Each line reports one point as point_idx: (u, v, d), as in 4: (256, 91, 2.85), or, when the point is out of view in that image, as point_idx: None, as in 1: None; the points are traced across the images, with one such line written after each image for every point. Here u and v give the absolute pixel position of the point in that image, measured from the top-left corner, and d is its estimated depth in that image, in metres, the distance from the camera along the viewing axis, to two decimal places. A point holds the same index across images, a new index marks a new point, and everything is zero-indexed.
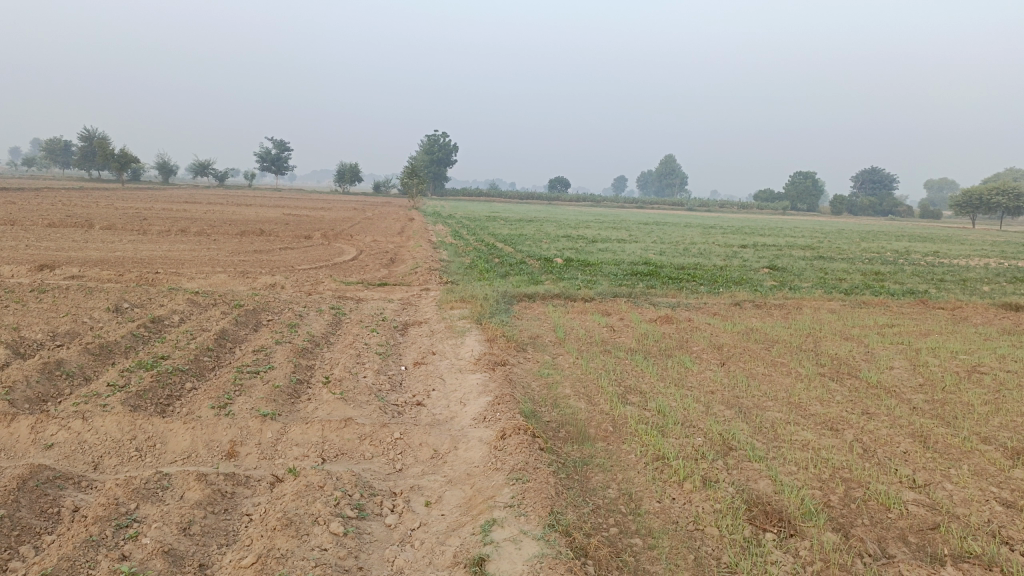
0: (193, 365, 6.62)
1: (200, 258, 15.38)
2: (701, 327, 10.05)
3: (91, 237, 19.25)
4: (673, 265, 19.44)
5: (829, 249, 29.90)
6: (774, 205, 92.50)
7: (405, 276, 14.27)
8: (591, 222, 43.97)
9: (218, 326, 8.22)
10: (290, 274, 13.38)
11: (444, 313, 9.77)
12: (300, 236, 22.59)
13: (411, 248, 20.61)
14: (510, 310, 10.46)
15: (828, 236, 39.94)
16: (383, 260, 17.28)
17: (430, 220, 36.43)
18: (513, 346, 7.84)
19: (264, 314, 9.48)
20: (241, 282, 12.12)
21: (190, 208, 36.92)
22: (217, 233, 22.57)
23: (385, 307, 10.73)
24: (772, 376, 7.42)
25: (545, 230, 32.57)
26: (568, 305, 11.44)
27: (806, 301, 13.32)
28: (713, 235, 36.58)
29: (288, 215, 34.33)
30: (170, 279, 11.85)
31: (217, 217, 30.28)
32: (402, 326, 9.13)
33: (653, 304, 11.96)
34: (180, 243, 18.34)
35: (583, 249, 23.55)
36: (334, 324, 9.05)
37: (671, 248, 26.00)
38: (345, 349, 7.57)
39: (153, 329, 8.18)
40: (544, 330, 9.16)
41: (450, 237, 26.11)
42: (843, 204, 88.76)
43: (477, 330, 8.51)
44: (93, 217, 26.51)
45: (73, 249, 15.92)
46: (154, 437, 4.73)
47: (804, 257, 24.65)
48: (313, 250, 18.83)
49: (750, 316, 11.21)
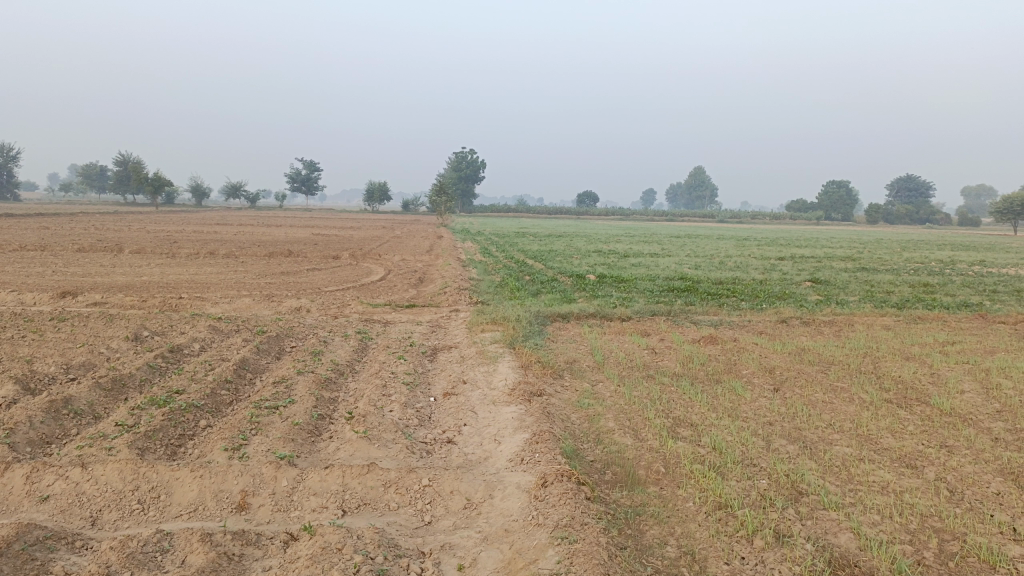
0: (209, 400, 6.20)
1: (226, 281, 15.11)
2: (747, 348, 9.44)
3: (119, 261, 19.13)
4: (711, 279, 18.74)
5: (871, 260, 28.87)
6: (806, 215, 90.90)
7: (433, 297, 13.84)
8: (621, 236, 43.27)
9: (237, 355, 7.82)
10: (316, 297, 13.01)
11: (475, 337, 9.28)
12: (327, 256, 22.34)
13: (440, 267, 20.23)
14: (544, 332, 9.94)
15: (866, 247, 38.82)
16: (412, 280, 16.88)
17: (459, 237, 36.16)
18: (549, 373, 7.30)
19: (287, 341, 9.07)
20: (266, 306, 11.76)
21: (220, 230, 37.03)
22: (245, 255, 22.40)
23: (413, 330, 10.29)
24: (833, 404, 6.79)
25: (575, 246, 32.05)
26: (604, 325, 10.88)
27: (856, 317, 12.60)
28: (747, 247, 35.71)
29: (317, 235, 34.21)
30: (194, 305, 11.54)
31: (246, 239, 30.24)
32: (431, 352, 8.67)
33: (693, 322, 11.38)
34: (207, 266, 18.14)
35: (616, 265, 22.98)
36: (360, 351, 8.61)
37: (706, 262, 25.26)
38: (370, 379, 7.10)
39: (171, 359, 7.81)
40: (581, 353, 8.62)
41: (479, 255, 25.70)
42: (878, 212, 86.88)
43: (510, 356, 8.00)
44: (124, 241, 26.57)
45: (99, 275, 15.77)
46: (159, 487, 4.29)
47: (847, 269, 23.77)
48: (341, 270, 18.52)
49: (799, 334, 10.56)
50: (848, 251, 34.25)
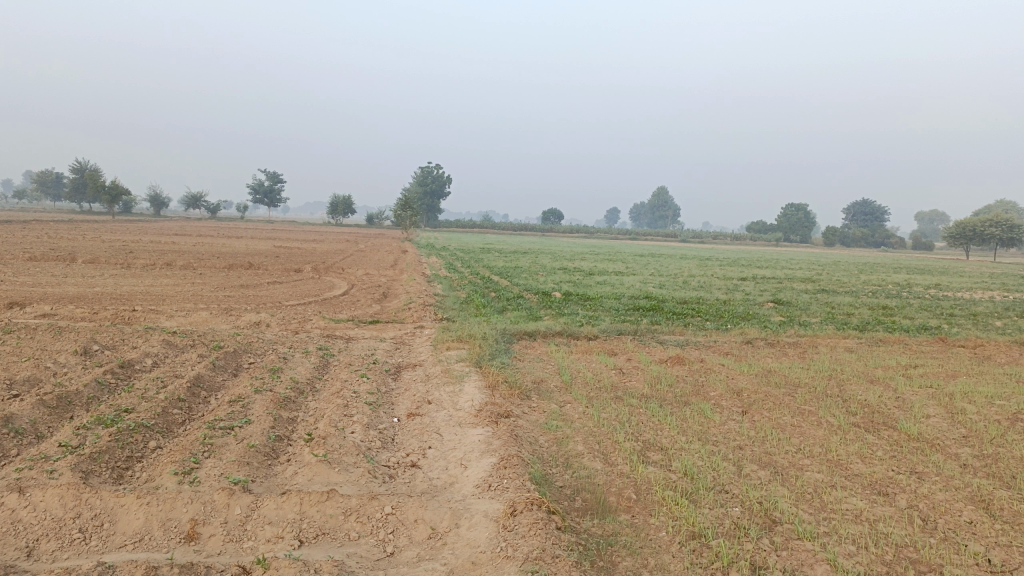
0: (160, 420, 5.91)
1: (184, 293, 14.68)
2: (714, 369, 9.39)
3: (71, 270, 18.51)
4: (676, 299, 18.79)
5: (831, 282, 29.30)
6: (766, 236, 92.39)
7: (397, 313, 13.58)
8: (585, 254, 43.44)
9: (192, 372, 7.51)
10: (276, 311, 12.68)
11: (440, 355, 9.08)
12: (289, 269, 21.93)
13: (405, 282, 19.97)
14: (510, 350, 9.78)
15: (825, 268, 39.50)
16: (375, 295, 16.60)
17: (424, 252, 35.92)
18: (516, 394, 7.14)
19: (245, 357, 8.76)
20: (224, 320, 11.41)
21: (179, 240, 36.24)
22: (204, 266, 21.87)
23: (377, 347, 10.04)
24: (802, 428, 6.74)
25: (540, 263, 32.06)
26: (571, 344, 10.76)
27: (820, 339, 12.66)
28: (709, 266, 36.03)
29: (279, 247, 33.68)
30: (148, 318, 11.14)
31: (206, 250, 29.62)
32: (395, 370, 8.44)
33: (660, 342, 11.32)
34: (163, 278, 17.63)
35: (581, 282, 22.96)
36: (321, 368, 8.35)
37: (671, 281, 25.37)
38: (331, 399, 6.86)
39: (121, 375, 7.47)
40: (548, 373, 8.47)
41: (443, 270, 25.46)
42: (836, 235, 88.70)
43: (476, 375, 7.81)
44: (78, 250, 25.80)
45: (49, 285, 15.20)
46: (101, 514, 4.01)
47: (808, 290, 24.07)
48: (302, 284, 18.15)
49: (764, 355, 10.55)
50: (808, 272, 34.80)
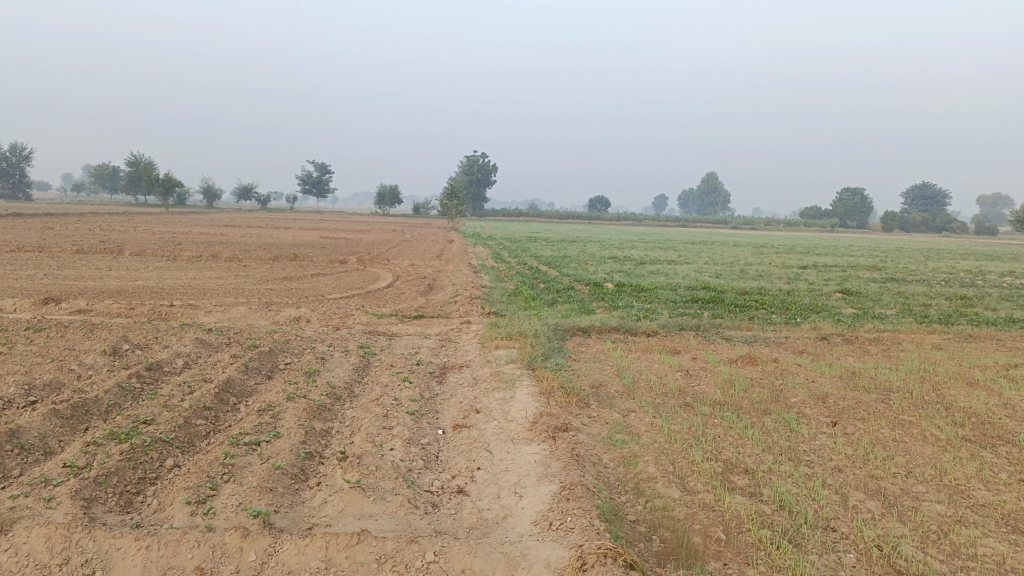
0: (180, 434, 5.34)
1: (225, 287, 14.26)
2: (791, 370, 8.50)
3: (117, 263, 18.33)
4: (736, 289, 17.76)
5: (899, 270, 27.77)
6: (821, 222, 89.91)
7: (443, 306, 12.93)
8: (634, 242, 42.29)
9: (222, 376, 6.94)
10: (318, 306, 12.13)
11: (488, 354, 8.37)
12: (334, 260, 21.51)
13: (451, 272, 19.37)
14: (564, 349, 9.03)
15: (888, 255, 37.68)
16: (421, 286, 15.99)
17: (471, 242, 35.37)
18: (574, 402, 6.38)
19: (282, 357, 8.18)
20: (262, 316, 10.88)
21: (227, 232, 36.28)
22: (249, 258, 21.57)
23: (421, 345, 9.39)
24: (907, 446, 5.85)
25: (589, 252, 31.18)
26: (629, 342, 9.96)
27: (902, 334, 11.58)
28: (764, 254, 34.65)
29: (325, 238, 33.42)
30: (184, 314, 10.67)
31: (253, 241, 29.50)
32: (439, 372, 7.76)
33: (725, 338, 10.43)
34: (206, 271, 17.31)
35: (634, 272, 22.08)
36: (360, 370, 7.72)
37: (727, 270, 24.23)
38: (369, 407, 6.20)
39: (148, 379, 6.94)
40: (608, 376, 7.69)
41: (489, 261, 24.80)
42: (895, 220, 85.51)
43: (528, 379, 7.07)
44: (127, 243, 25.85)
45: (92, 279, 14.95)
46: (94, 559, 3.41)
47: (876, 279, 22.67)
48: (346, 276, 17.65)
49: (844, 354, 9.60)
50: (870, 260, 33.16)
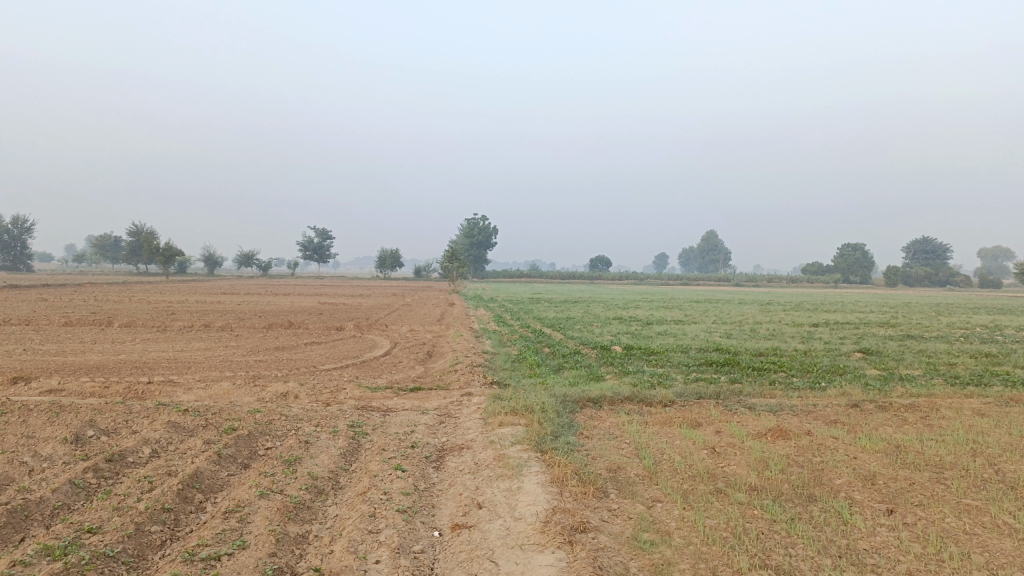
0: (129, 546, 4.51)
1: (212, 360, 13.47)
2: (828, 446, 7.67)
3: (103, 336, 17.58)
4: (750, 351, 16.98)
5: (914, 326, 26.95)
6: (824, 278, 89.55)
7: (442, 376, 12.13)
8: (638, 302, 41.62)
9: (190, 467, 6.11)
10: (308, 379, 11.33)
11: (492, 433, 7.54)
12: (331, 328, 20.78)
13: (452, 338, 18.61)
14: (575, 424, 8.20)
15: (899, 311, 36.87)
16: (419, 354, 15.20)
17: (472, 305, 34.79)
18: (591, 493, 5.54)
19: (262, 441, 7.36)
20: (247, 392, 10.09)
21: (224, 299, 35.72)
22: (243, 327, 20.84)
23: (418, 422, 8.58)
24: (983, 541, 5.00)
25: (593, 313, 30.48)
26: (645, 413, 9.13)
27: (937, 399, 10.76)
28: (771, 312, 33.88)
29: (324, 304, 32.80)
30: (162, 391, 9.87)
31: (248, 309, 28.80)
32: (438, 456, 6.93)
33: (749, 408, 9.62)
34: (196, 342, 16.55)
35: (642, 333, 21.34)
36: (348, 455, 6.90)
37: (737, 330, 23.47)
38: (355, 503, 5.37)
39: (106, 473, 6.10)
40: (626, 457, 6.86)
41: (492, 324, 24.10)
42: (898, 275, 84.94)
43: (537, 464, 6.24)
44: (119, 313, 25.10)
45: (73, 354, 14.19)
46: None
47: (893, 337, 21.88)
48: (342, 344, 16.89)
49: (881, 425, 8.76)
50: (880, 316, 32.41)
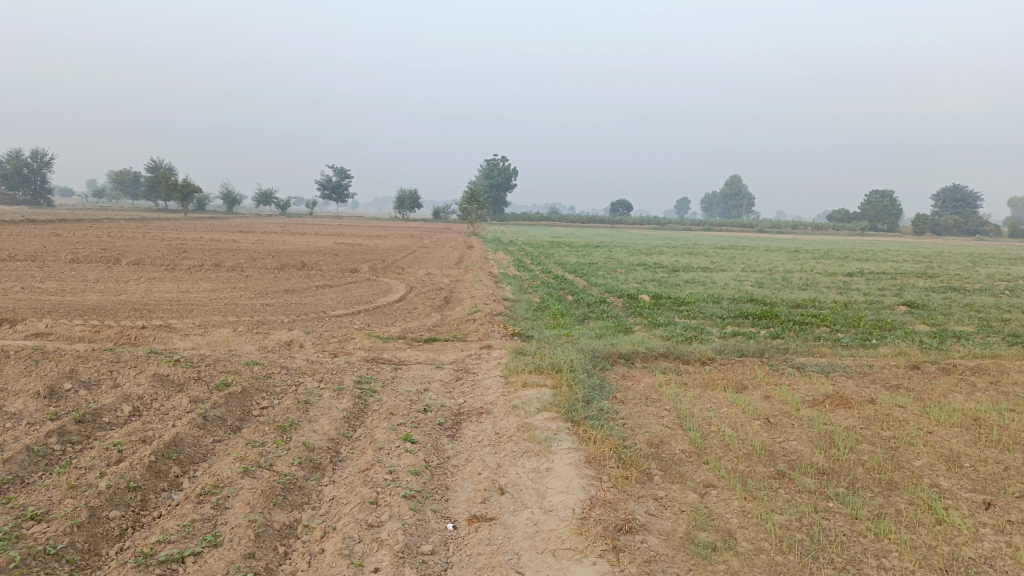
0: (79, 539, 3.73)
1: (217, 302, 12.68)
2: (896, 417, 6.77)
3: (108, 274, 16.84)
4: (786, 302, 15.95)
5: (954, 277, 25.71)
6: (851, 225, 87.43)
7: (460, 326, 11.28)
8: (660, 247, 40.50)
9: (169, 433, 5.30)
10: (315, 327, 10.51)
11: (515, 396, 6.69)
12: (345, 270, 19.99)
13: (471, 283, 17.75)
14: (607, 386, 7.32)
15: (933, 261, 35.40)
16: (436, 300, 14.35)
17: (491, 248, 33.93)
18: (633, 478, 4.69)
19: (257, 399, 6.55)
20: (249, 340, 9.29)
21: (239, 238, 34.95)
22: (254, 267, 20.05)
23: (433, 378, 7.76)
24: None
25: (616, 259, 29.44)
26: (684, 373, 8.23)
27: (1001, 360, 9.79)
28: (801, 260, 32.66)
29: (340, 244, 31.96)
30: (156, 339, 9.07)
31: (261, 249, 28.06)
32: (454, 423, 6.10)
33: (797, 368, 8.71)
34: (203, 282, 15.78)
35: (668, 281, 20.42)
36: (352, 420, 6.08)
37: (768, 279, 22.37)
38: (356, 484, 4.55)
39: (74, 437, 5.32)
40: (669, 428, 5.99)
41: (512, 268, 23.24)
42: (926, 224, 82.46)
43: (569, 437, 5.38)
44: (128, 251, 24.33)
45: (72, 293, 13.44)
46: None
47: (935, 289, 20.74)
48: (355, 287, 16.06)
49: (951, 392, 7.81)
50: (916, 266, 31.10)
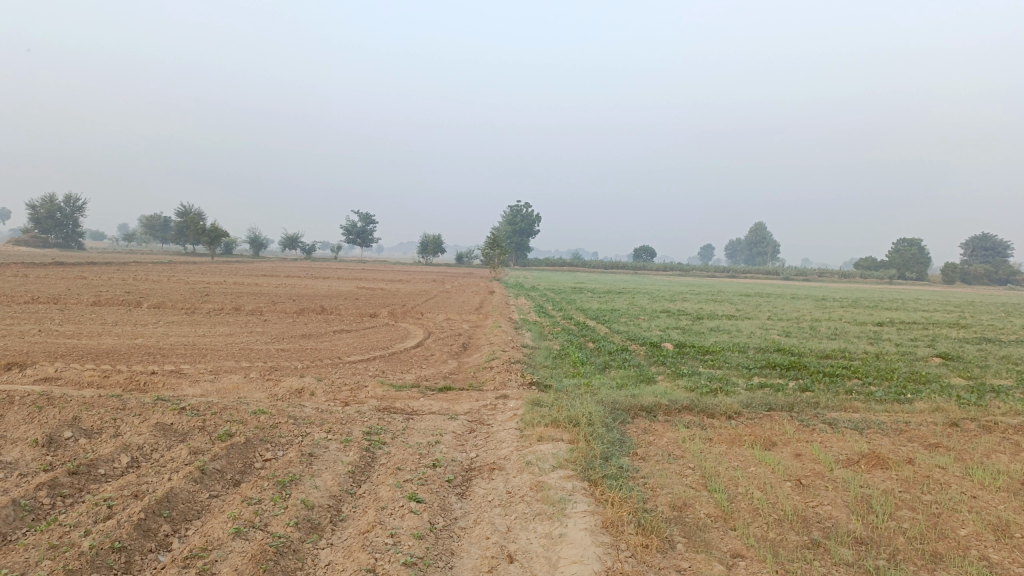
0: None
1: (231, 347, 12.51)
2: (937, 480, 6.32)
3: (127, 318, 16.79)
4: (815, 352, 15.47)
5: (987, 328, 24.97)
6: (878, 273, 86.21)
7: (476, 374, 10.98)
8: (683, 294, 40.03)
9: (163, 488, 5.04)
10: (328, 374, 10.26)
11: (530, 451, 6.36)
12: (364, 314, 19.82)
13: (490, 329, 17.48)
14: (627, 441, 6.96)
15: (965, 311, 34.49)
16: (454, 347, 14.07)
17: (513, 293, 33.73)
18: (654, 546, 4.33)
19: (261, 450, 6.29)
20: (259, 387, 9.05)
21: (262, 281, 35.15)
22: (274, 311, 19.98)
23: (445, 429, 7.45)
24: None
25: (638, 305, 29.04)
26: (708, 428, 7.84)
27: None
28: (829, 309, 32.00)
29: (362, 289, 31.94)
30: (166, 385, 8.87)
31: (283, 292, 28.07)
32: (465, 480, 5.78)
33: (828, 424, 8.28)
34: (220, 327, 15.66)
35: (692, 329, 20.03)
36: (357, 475, 5.78)
37: (795, 327, 21.86)
38: (356, 548, 4.24)
39: (65, 490, 5.07)
40: (693, 488, 5.62)
41: (532, 314, 22.97)
42: (956, 272, 81.10)
43: (586, 499, 5.04)
44: (151, 294, 24.45)
45: (88, 336, 13.36)
46: None
47: (969, 340, 20.09)
48: (373, 333, 15.86)
49: (995, 453, 7.33)
50: (947, 316, 30.28)
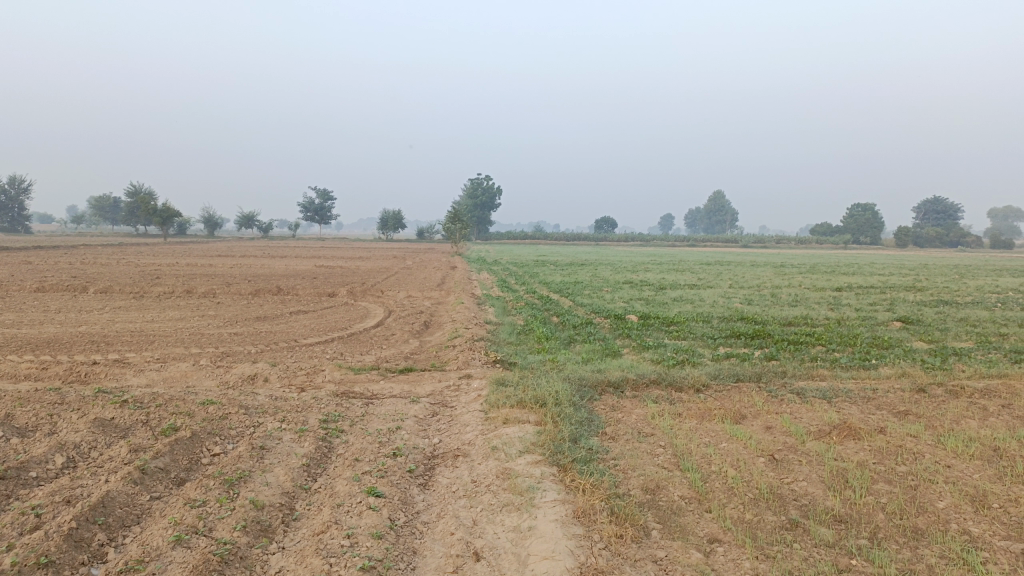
0: None
1: (182, 333, 11.98)
2: (910, 449, 6.20)
3: (71, 304, 16.05)
4: (777, 319, 15.45)
5: (942, 289, 25.39)
6: (835, 238, 87.65)
7: (438, 353, 10.66)
8: (646, 265, 40.07)
9: (97, 492, 4.63)
10: (283, 358, 9.84)
11: (495, 435, 6.08)
12: (322, 294, 19.27)
13: (452, 305, 17.13)
14: (595, 420, 6.72)
15: (919, 274, 35.05)
16: (415, 325, 13.71)
17: (474, 268, 33.35)
18: (628, 536, 4.09)
19: (208, 445, 5.90)
20: (209, 375, 8.62)
21: (217, 262, 34.20)
22: (228, 293, 19.33)
23: (406, 414, 7.13)
24: None
25: (600, 277, 28.89)
26: (677, 402, 7.65)
27: (1007, 380, 9.29)
28: (790, 275, 32.26)
29: (320, 267, 31.28)
30: (108, 376, 8.38)
31: (238, 273, 27.29)
32: (427, 469, 5.48)
33: (797, 394, 8.15)
34: (170, 311, 15.06)
35: (655, 299, 19.94)
36: (312, 468, 5.43)
37: (756, 295, 21.92)
38: (309, 552, 3.92)
39: None
40: (666, 469, 5.40)
41: (495, 289, 22.65)
42: (909, 236, 82.75)
43: (555, 486, 4.78)
44: (99, 278, 23.52)
45: (28, 325, 12.69)
46: None
47: (926, 302, 20.32)
48: (331, 313, 15.39)
49: (964, 418, 7.26)
50: (902, 279, 30.73)
